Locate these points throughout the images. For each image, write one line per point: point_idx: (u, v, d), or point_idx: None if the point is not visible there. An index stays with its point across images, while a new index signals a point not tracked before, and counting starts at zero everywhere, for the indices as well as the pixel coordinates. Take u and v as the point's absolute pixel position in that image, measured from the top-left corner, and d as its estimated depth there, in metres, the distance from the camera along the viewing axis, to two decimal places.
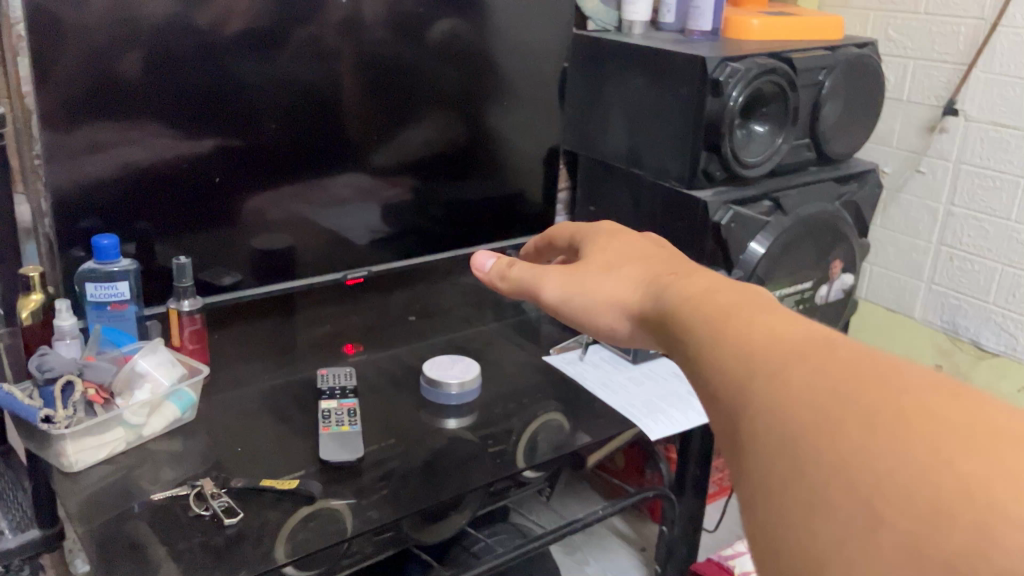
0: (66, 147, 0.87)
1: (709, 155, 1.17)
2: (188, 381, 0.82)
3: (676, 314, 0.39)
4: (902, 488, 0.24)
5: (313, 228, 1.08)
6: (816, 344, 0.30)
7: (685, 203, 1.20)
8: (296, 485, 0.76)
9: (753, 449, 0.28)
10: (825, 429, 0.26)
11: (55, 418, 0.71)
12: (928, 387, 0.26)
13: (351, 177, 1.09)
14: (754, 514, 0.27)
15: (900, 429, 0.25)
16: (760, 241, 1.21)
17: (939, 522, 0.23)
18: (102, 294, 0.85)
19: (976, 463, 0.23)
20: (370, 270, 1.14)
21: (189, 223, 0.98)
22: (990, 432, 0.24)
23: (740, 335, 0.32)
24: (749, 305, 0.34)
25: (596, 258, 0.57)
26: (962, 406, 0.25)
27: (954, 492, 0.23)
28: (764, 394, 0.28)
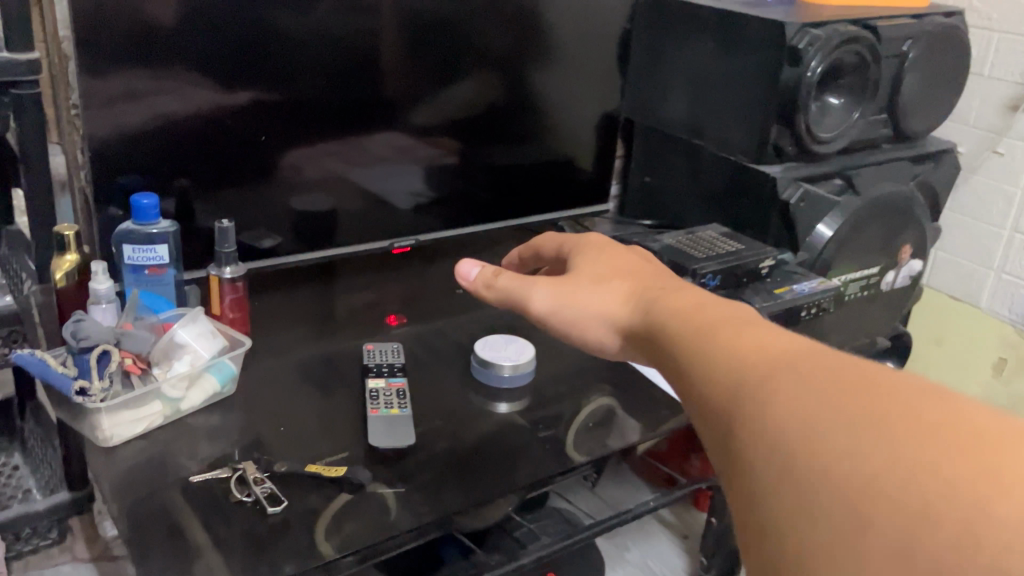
0: (103, 95, 0.81)
1: (780, 129, 1.09)
2: (230, 354, 0.77)
3: (672, 333, 0.43)
4: (884, 481, 0.27)
5: (357, 192, 1.03)
6: (804, 358, 0.33)
7: (751, 178, 1.13)
8: (343, 473, 0.71)
9: (752, 455, 0.31)
10: (817, 437, 0.29)
11: (90, 391, 0.67)
12: (905, 392, 0.29)
13: (390, 136, 1.03)
14: (759, 514, 0.31)
15: (879, 425, 0.28)
16: (829, 223, 1.12)
17: (927, 518, 0.26)
18: (140, 257, 0.80)
19: (955, 460, 0.26)
20: (418, 239, 1.10)
21: (231, 182, 0.93)
22: (958, 427, 0.27)
23: (732, 353, 0.36)
24: (737, 326, 0.39)
25: (583, 272, 0.61)
26: (939, 407, 0.28)
27: (937, 489, 0.26)
28: (761, 406, 0.32)
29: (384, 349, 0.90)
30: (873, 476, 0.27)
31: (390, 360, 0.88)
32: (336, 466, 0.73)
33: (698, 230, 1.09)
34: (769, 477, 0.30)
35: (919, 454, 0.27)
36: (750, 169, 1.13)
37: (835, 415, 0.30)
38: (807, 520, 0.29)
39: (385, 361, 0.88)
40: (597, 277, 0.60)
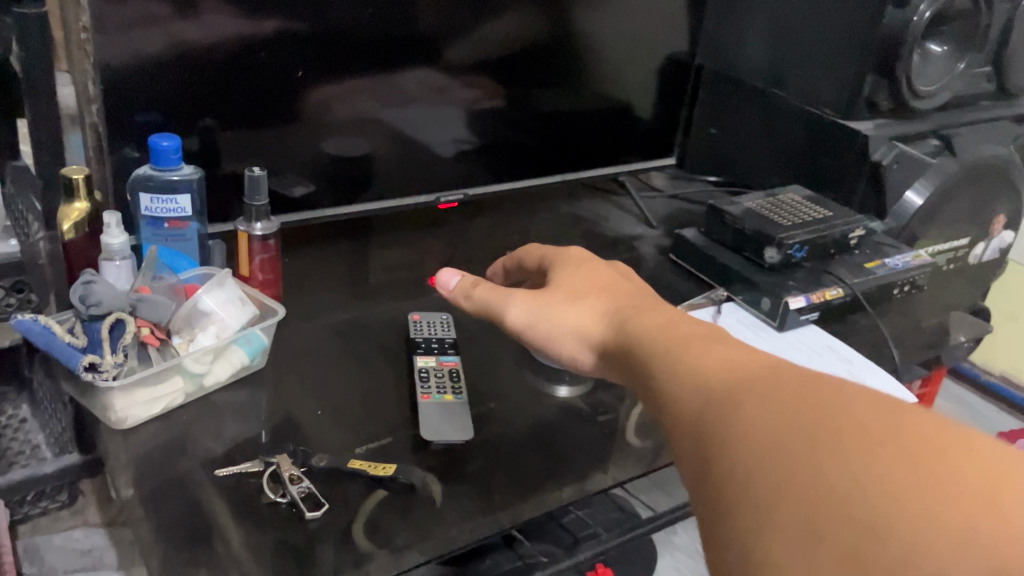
0: (117, 17, 0.70)
1: (877, 82, 0.97)
2: (260, 324, 0.67)
3: (648, 352, 0.46)
4: (862, 491, 0.30)
5: (399, 137, 0.92)
6: (788, 382, 0.37)
7: (838, 136, 1.01)
8: (392, 472, 0.62)
9: (749, 467, 0.33)
10: (817, 456, 0.32)
11: (101, 366, 0.58)
12: (880, 409, 0.33)
13: (420, 72, 0.90)
14: (762, 527, 0.32)
15: (876, 447, 0.31)
16: (919, 190, 0.99)
17: (933, 521, 0.28)
18: (159, 208, 0.70)
19: (948, 475, 0.29)
20: (467, 194, 0.99)
21: (261, 123, 0.82)
22: (935, 437, 0.31)
23: (715, 383, 0.39)
24: (717, 351, 0.42)
25: (561, 285, 0.61)
26: (923, 427, 0.31)
27: (934, 495, 0.29)
28: (754, 428, 0.35)
29: (429, 323, 0.79)
30: (852, 488, 0.30)
31: (438, 336, 0.78)
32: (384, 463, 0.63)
33: (779, 193, 0.97)
34: (774, 493, 0.32)
35: (896, 469, 0.30)
36: (838, 125, 1.01)
37: (820, 433, 0.33)
38: (784, 522, 0.31)
39: (433, 336, 0.77)
40: (579, 291, 0.59)
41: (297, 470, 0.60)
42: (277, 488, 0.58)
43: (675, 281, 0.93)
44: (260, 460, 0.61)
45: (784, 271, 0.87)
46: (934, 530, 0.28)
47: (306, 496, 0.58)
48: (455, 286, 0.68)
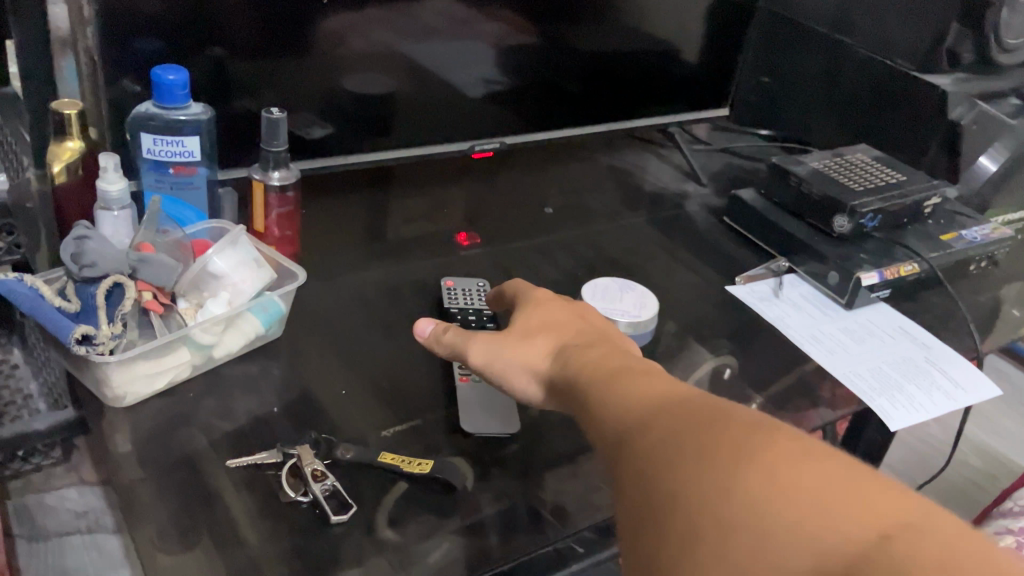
0: None
1: (960, 32, 0.88)
2: (279, 290, 0.59)
3: (570, 372, 0.47)
4: (730, 506, 0.32)
5: (430, 76, 0.83)
6: (674, 403, 0.38)
7: (913, 90, 0.92)
8: (431, 468, 0.53)
9: (648, 491, 0.35)
10: (700, 475, 0.33)
11: (95, 338, 0.50)
12: (756, 427, 0.35)
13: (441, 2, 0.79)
14: (664, 558, 0.33)
15: (752, 464, 0.33)
16: (992, 155, 0.94)
17: (813, 533, 0.30)
18: (163, 151, 0.61)
19: (822, 489, 0.31)
20: (503, 142, 0.91)
21: (277, 55, 0.73)
22: (808, 456, 0.33)
23: (617, 404, 0.41)
24: (622, 371, 0.44)
25: (515, 321, 0.54)
26: (796, 445, 0.33)
27: (811, 507, 0.31)
28: (650, 450, 0.36)
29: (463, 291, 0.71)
30: (724, 506, 0.32)
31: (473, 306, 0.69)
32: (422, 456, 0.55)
33: (845, 153, 0.88)
34: (672, 516, 0.33)
35: (761, 486, 0.32)
36: (913, 78, 0.91)
37: (696, 452, 0.34)
38: (671, 545, 0.33)
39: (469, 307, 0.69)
40: (536, 324, 0.53)
41: (321, 463, 0.52)
42: (299, 486, 0.51)
43: (729, 248, 0.85)
44: (277, 449, 0.53)
45: (853, 242, 0.79)
46: (797, 541, 0.30)
47: (333, 496, 0.51)
48: (430, 334, 0.56)
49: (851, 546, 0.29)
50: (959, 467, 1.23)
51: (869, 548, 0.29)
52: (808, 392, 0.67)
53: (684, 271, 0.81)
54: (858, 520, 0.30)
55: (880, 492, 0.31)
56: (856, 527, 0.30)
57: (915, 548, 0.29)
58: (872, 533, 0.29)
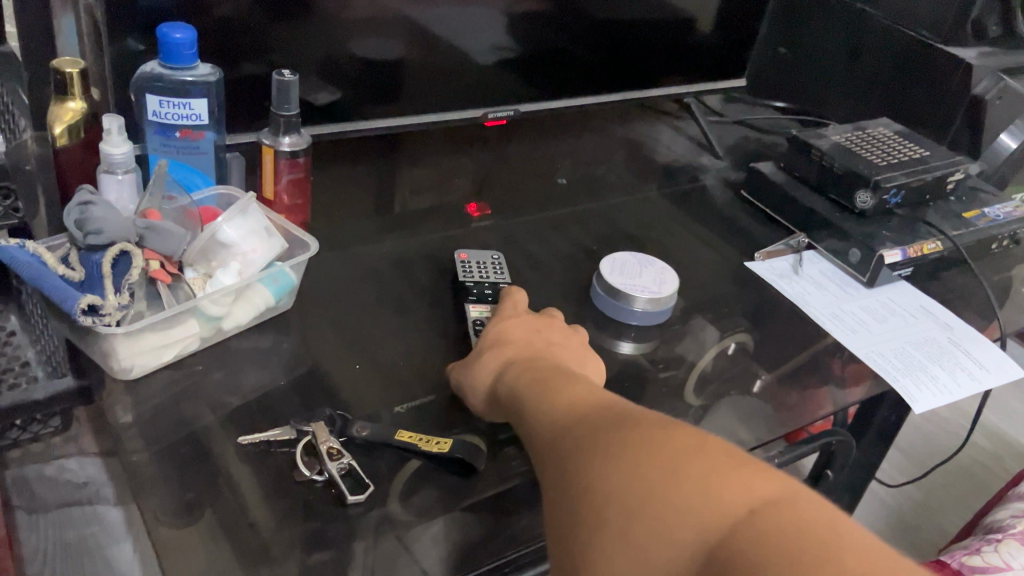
0: None
1: (989, 6, 0.87)
2: (291, 260, 0.57)
3: (510, 379, 0.50)
4: (619, 489, 0.35)
5: (438, 34, 0.79)
6: (595, 413, 0.41)
7: (936, 63, 0.90)
8: (450, 447, 0.51)
9: (563, 488, 0.38)
10: (601, 466, 0.36)
11: (102, 309, 0.48)
12: (651, 424, 0.38)
13: None
14: (574, 547, 0.35)
15: (643, 451, 0.35)
16: (1012, 133, 0.91)
17: (690, 505, 0.33)
18: (169, 114, 0.58)
19: (701, 465, 0.34)
20: (517, 109, 0.89)
21: (286, 14, 0.70)
22: (694, 441, 0.35)
23: (547, 415, 0.44)
24: (559, 381, 0.47)
25: (482, 339, 0.57)
26: (686, 435, 0.36)
27: (690, 480, 0.34)
28: (567, 451, 0.39)
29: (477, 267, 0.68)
30: (619, 490, 0.35)
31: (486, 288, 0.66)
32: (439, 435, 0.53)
33: (866, 126, 0.86)
34: (580, 508, 0.36)
35: (643, 471, 0.35)
36: (937, 50, 0.89)
37: (600, 449, 0.37)
38: (579, 534, 0.35)
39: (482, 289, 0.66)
40: (497, 341, 0.56)
41: (336, 441, 0.50)
42: (314, 464, 0.49)
43: (746, 223, 0.83)
44: (290, 426, 0.52)
45: (875, 218, 0.77)
46: (676, 522, 0.33)
47: (349, 474, 0.49)
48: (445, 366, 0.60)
49: (717, 519, 0.32)
50: (966, 447, 1.22)
51: (733, 522, 0.32)
52: (829, 372, 0.65)
53: (700, 246, 0.79)
54: (729, 495, 0.33)
55: (749, 473, 0.34)
56: (726, 501, 0.32)
57: (770, 518, 0.31)
58: (736, 507, 0.32)
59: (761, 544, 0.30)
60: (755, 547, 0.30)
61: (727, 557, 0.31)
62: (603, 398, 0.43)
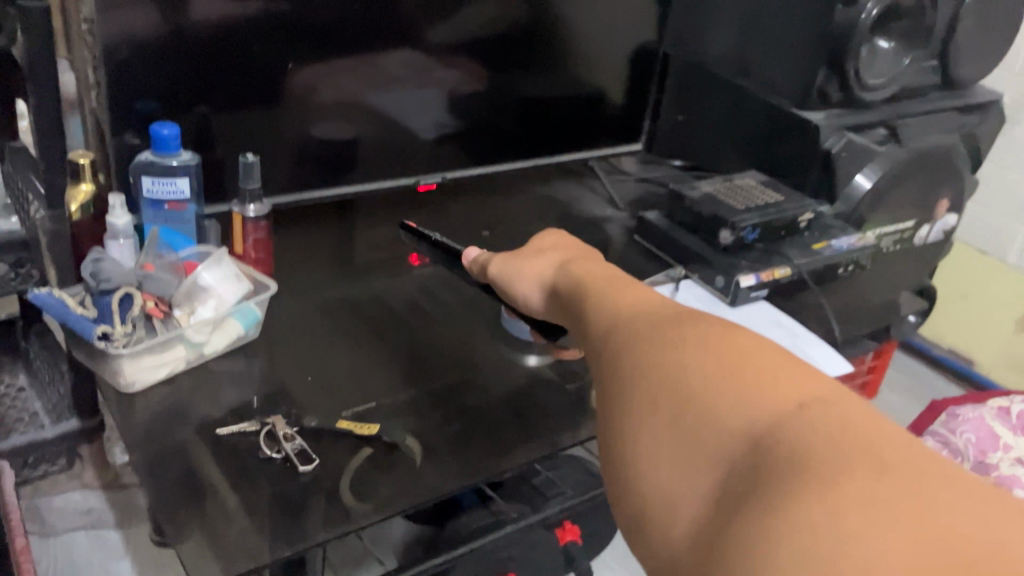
0: (108, 4, 0.74)
1: (828, 75, 1.03)
2: (255, 299, 0.73)
3: (564, 277, 0.50)
4: (673, 381, 0.34)
5: (370, 113, 0.96)
6: (655, 308, 0.40)
7: (793, 124, 1.07)
8: (375, 431, 0.69)
9: (615, 382, 0.37)
10: (656, 361, 0.35)
11: (112, 335, 0.64)
12: (710, 324, 0.36)
13: (404, 55, 0.95)
14: (621, 443, 0.35)
15: (698, 348, 0.34)
16: (868, 174, 1.07)
17: (743, 397, 0.31)
18: (159, 191, 0.75)
19: (760, 364, 0.33)
20: (444, 176, 1.06)
21: (253, 108, 0.87)
22: (752, 343, 0.34)
23: (606, 308, 0.42)
24: (617, 282, 0.45)
25: (534, 244, 0.59)
26: (749, 336, 0.34)
27: (748, 377, 0.32)
28: (621, 345, 0.38)
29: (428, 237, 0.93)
30: (671, 386, 0.34)
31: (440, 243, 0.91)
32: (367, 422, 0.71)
33: (736, 178, 1.04)
34: (627, 402, 0.35)
35: (705, 365, 0.33)
36: (792, 114, 1.07)
37: (659, 344, 0.36)
38: (627, 431, 0.35)
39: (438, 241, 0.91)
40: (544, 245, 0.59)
41: (291, 429, 0.66)
42: (273, 445, 0.65)
43: (638, 261, 1.00)
44: (257, 420, 0.68)
45: (738, 251, 0.94)
46: (727, 413, 0.31)
47: (299, 451, 0.65)
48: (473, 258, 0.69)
49: (769, 411, 0.30)
50: None
51: (785, 413, 0.30)
52: None
53: None
54: (782, 392, 0.31)
55: (808, 377, 0.32)
56: (779, 397, 0.31)
57: (823, 413, 0.29)
58: (787, 402, 0.30)
59: (810, 436, 0.29)
60: (804, 436, 0.29)
61: (770, 445, 0.29)
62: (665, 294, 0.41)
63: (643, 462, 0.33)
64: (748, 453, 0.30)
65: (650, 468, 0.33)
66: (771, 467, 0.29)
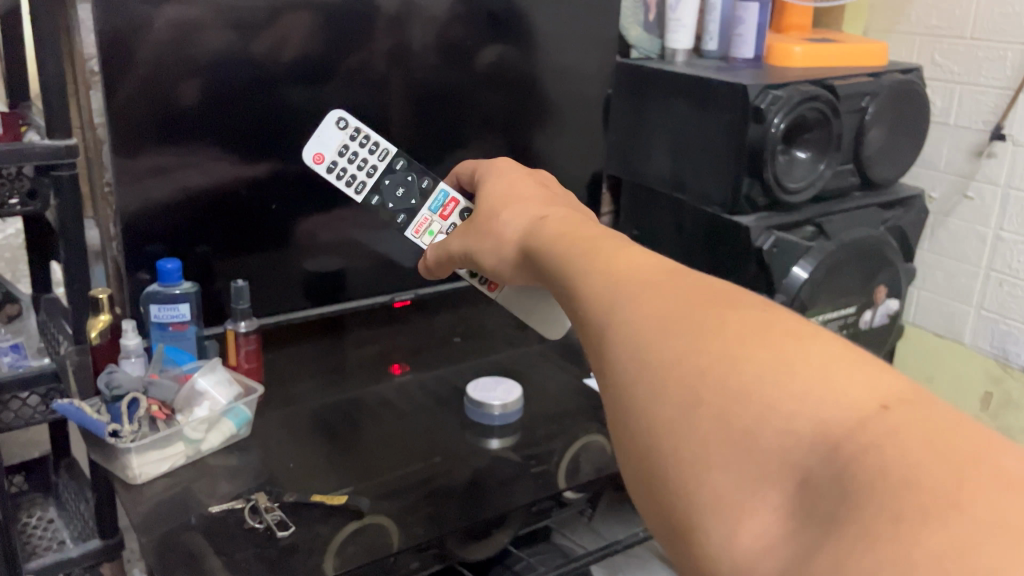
0: (131, 171, 0.91)
1: (751, 180, 1.16)
2: (244, 400, 0.87)
3: (546, 256, 0.51)
4: (731, 381, 0.35)
5: (362, 251, 1.11)
6: (685, 293, 0.41)
7: (728, 229, 1.20)
8: (345, 501, 0.81)
9: (658, 385, 0.37)
10: (710, 363, 0.36)
11: (121, 432, 0.77)
12: (760, 318, 0.37)
13: None
14: (679, 453, 0.36)
15: (758, 350, 0.35)
16: (803, 266, 1.19)
17: (815, 402, 0.33)
18: (165, 315, 0.93)
19: (823, 362, 0.34)
20: (418, 292, 1.17)
21: (249, 248, 1.02)
22: (807, 340, 0.35)
23: (623, 291, 0.42)
24: (624, 259, 0.45)
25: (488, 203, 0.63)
26: (801, 331, 0.36)
27: (816, 380, 0.33)
28: (665, 348, 0.38)
29: (377, 136, 0.86)
30: (736, 392, 0.34)
31: (376, 155, 0.86)
32: (338, 494, 0.82)
33: None
34: (689, 414, 0.36)
35: (767, 366, 0.34)
36: (725, 219, 1.20)
37: (710, 340, 0.37)
38: (686, 442, 0.35)
39: (371, 159, 0.85)
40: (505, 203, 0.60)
41: (272, 503, 0.78)
42: (256, 517, 0.77)
43: None
44: (243, 498, 0.80)
45: None
46: (804, 420, 0.32)
47: (278, 521, 0.77)
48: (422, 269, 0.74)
49: (849, 412, 0.32)
50: None
51: (864, 416, 0.32)
52: None
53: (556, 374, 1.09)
54: (857, 395, 0.32)
55: (867, 372, 0.33)
56: (852, 399, 0.32)
57: (904, 414, 0.31)
58: (865, 404, 0.32)
59: (888, 442, 0.30)
60: (886, 442, 0.30)
61: (851, 453, 0.31)
62: (678, 271, 0.43)
63: (709, 472, 0.34)
64: (828, 455, 0.31)
65: (717, 480, 0.34)
66: (858, 480, 0.30)
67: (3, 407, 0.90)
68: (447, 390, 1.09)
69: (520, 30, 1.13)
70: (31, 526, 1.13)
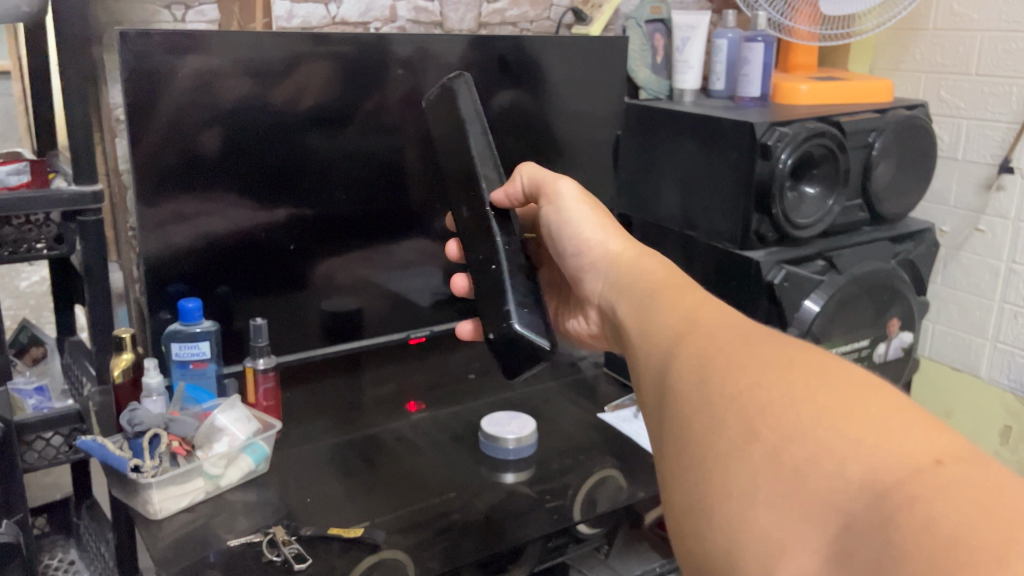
0: (154, 217, 0.94)
1: (760, 217, 1.18)
2: (261, 436, 0.90)
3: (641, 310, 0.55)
4: (787, 426, 0.37)
5: (379, 291, 1.13)
6: (756, 341, 0.43)
7: (738, 264, 1.21)
8: (362, 534, 0.82)
9: (717, 422, 0.40)
10: (769, 404, 0.38)
11: (143, 467, 0.79)
12: (827, 369, 0.39)
13: (415, 242, 1.14)
14: (729, 487, 0.38)
15: (820, 397, 0.37)
16: (815, 299, 1.20)
17: (869, 449, 0.34)
18: (186, 353, 0.96)
19: (881, 415, 0.36)
20: (433, 329, 1.18)
21: (267, 289, 1.04)
22: (871, 393, 0.37)
23: (699, 336, 0.46)
24: (706, 312, 0.48)
25: None
26: (869, 384, 0.38)
27: (873, 430, 0.35)
28: (728, 386, 0.40)
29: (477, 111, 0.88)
30: (791, 435, 0.37)
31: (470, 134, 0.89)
32: (355, 528, 0.84)
33: None
34: (743, 454, 0.38)
35: (824, 413, 0.37)
36: (734, 254, 1.21)
37: (772, 384, 0.39)
38: (737, 477, 0.38)
39: None
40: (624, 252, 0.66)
41: (289, 536, 0.80)
42: (274, 550, 0.78)
43: None
44: (261, 532, 0.81)
45: None
46: (854, 465, 0.34)
47: (295, 553, 0.78)
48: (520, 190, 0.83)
49: (899, 462, 0.33)
50: None
51: (917, 468, 0.33)
52: None
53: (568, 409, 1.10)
54: (911, 448, 0.34)
55: (925, 430, 0.35)
56: (908, 452, 0.34)
57: (957, 471, 0.32)
58: (920, 458, 0.33)
59: (937, 495, 0.31)
60: (934, 495, 0.32)
61: (896, 502, 0.32)
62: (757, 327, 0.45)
63: (755, 507, 0.36)
64: (872, 501, 0.33)
65: (763, 516, 0.36)
66: (899, 527, 0.31)
67: (27, 447, 0.92)
68: (461, 426, 1.10)
69: (531, 75, 1.16)
70: (52, 568, 1.14)
